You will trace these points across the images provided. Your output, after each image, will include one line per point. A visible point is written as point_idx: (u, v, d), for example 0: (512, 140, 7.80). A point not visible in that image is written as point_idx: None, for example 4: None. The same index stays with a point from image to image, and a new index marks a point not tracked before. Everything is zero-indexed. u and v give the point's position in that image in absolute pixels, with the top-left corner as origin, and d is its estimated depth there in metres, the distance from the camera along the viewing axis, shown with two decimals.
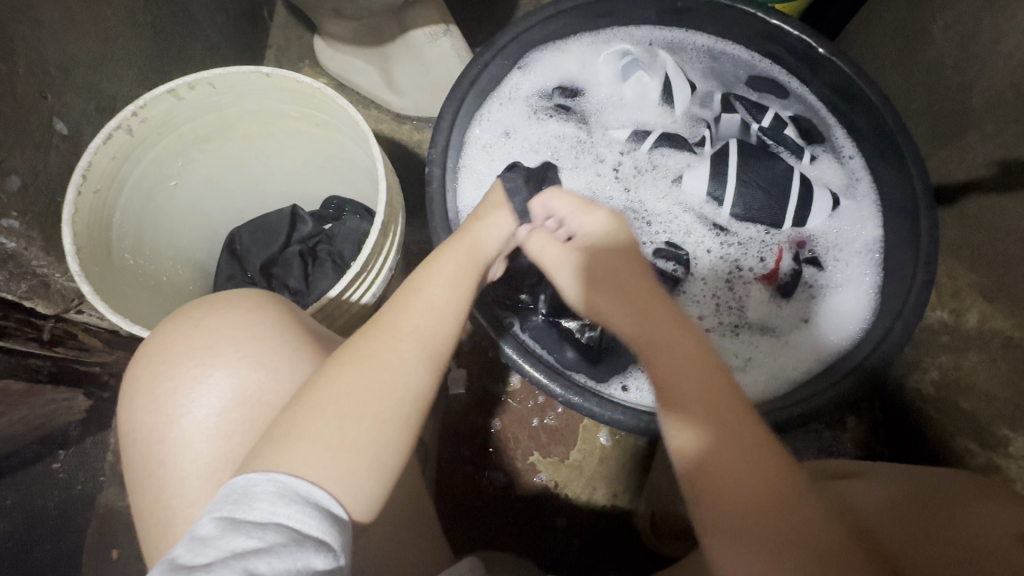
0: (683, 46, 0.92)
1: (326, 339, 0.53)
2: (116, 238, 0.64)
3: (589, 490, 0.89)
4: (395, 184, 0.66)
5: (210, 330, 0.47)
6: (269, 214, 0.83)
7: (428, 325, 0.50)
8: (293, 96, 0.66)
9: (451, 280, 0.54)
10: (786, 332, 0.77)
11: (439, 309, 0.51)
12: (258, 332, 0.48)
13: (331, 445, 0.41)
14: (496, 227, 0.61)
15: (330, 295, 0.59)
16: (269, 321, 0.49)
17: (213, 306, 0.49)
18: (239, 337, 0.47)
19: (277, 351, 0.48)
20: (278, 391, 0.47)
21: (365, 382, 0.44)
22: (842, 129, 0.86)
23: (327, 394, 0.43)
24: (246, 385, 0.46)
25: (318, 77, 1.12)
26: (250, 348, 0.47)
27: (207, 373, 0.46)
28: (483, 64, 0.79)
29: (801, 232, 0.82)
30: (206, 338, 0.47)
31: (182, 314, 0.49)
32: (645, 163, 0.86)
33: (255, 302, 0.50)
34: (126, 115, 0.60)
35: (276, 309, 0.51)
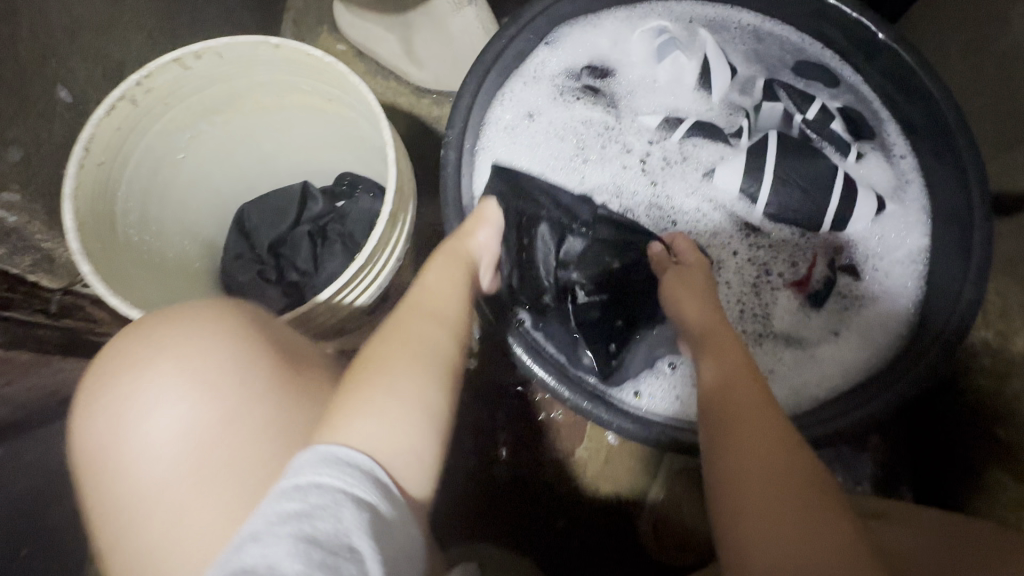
0: (726, 25, 0.85)
1: (288, 347, 0.50)
2: (121, 213, 0.62)
3: (593, 488, 0.87)
4: (408, 168, 0.63)
5: (156, 346, 0.46)
6: (278, 192, 0.81)
7: (447, 319, 0.57)
8: (304, 69, 0.62)
9: (454, 283, 0.61)
10: (812, 346, 0.72)
11: (450, 305, 0.59)
12: (210, 347, 0.46)
13: (388, 416, 0.46)
14: (478, 241, 0.66)
15: (323, 296, 0.56)
16: (232, 332, 0.47)
17: (166, 318, 0.47)
18: (191, 351, 0.45)
19: (230, 367, 0.46)
20: (223, 414, 0.45)
21: (402, 370, 0.49)
22: (895, 124, 0.79)
23: (381, 364, 0.50)
24: (195, 404, 0.45)
25: (337, 43, 1.08)
26: (191, 366, 0.45)
27: (159, 388, 0.45)
28: (508, 39, 0.74)
29: (838, 236, 0.76)
30: (153, 356, 0.45)
31: (131, 330, 0.47)
32: (675, 154, 0.81)
33: (212, 313, 0.48)
34: (130, 84, 0.57)
35: (236, 320, 0.48)
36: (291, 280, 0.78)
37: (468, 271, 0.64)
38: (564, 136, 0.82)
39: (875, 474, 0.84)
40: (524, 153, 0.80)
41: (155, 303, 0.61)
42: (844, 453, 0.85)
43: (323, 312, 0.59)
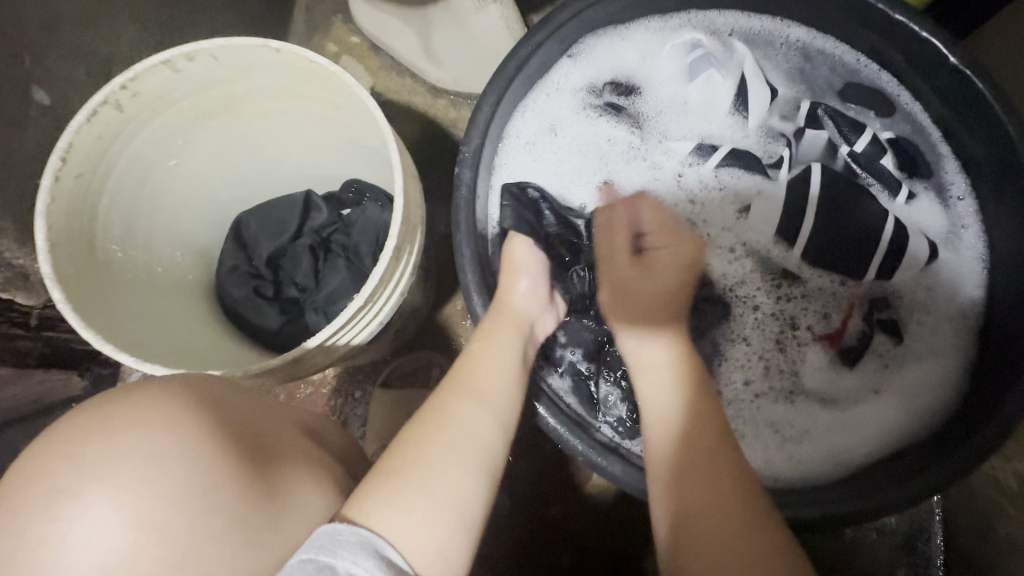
0: (772, 40, 0.75)
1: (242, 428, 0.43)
2: (103, 226, 0.57)
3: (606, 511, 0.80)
4: (415, 190, 0.56)
5: (83, 465, 0.36)
6: (279, 200, 0.75)
7: (496, 370, 0.58)
8: (307, 77, 0.56)
9: (500, 350, 0.59)
10: (847, 406, 0.66)
11: (502, 358, 0.59)
12: (155, 471, 0.37)
13: (415, 513, 0.47)
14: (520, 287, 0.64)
15: (312, 344, 0.51)
16: (175, 428, 0.38)
17: (104, 415, 0.38)
18: (126, 477, 0.36)
19: (181, 494, 0.37)
20: (165, 539, 0.36)
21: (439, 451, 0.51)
22: (954, 161, 0.68)
23: (417, 458, 0.51)
24: (137, 514, 0.36)
25: (349, 34, 1.00)
26: (123, 474, 0.36)
27: (82, 523, 0.35)
28: (533, 47, 0.67)
29: (883, 285, 0.68)
30: (75, 480, 0.35)
31: (63, 429, 0.37)
32: (710, 183, 0.73)
33: (160, 420, 0.38)
34: (113, 88, 0.52)
35: (186, 434, 0.38)
36: (290, 296, 0.73)
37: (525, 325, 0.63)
38: (584, 156, 0.75)
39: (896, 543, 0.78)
40: (541, 177, 0.74)
41: (140, 335, 0.55)
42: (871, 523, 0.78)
43: (308, 359, 0.53)
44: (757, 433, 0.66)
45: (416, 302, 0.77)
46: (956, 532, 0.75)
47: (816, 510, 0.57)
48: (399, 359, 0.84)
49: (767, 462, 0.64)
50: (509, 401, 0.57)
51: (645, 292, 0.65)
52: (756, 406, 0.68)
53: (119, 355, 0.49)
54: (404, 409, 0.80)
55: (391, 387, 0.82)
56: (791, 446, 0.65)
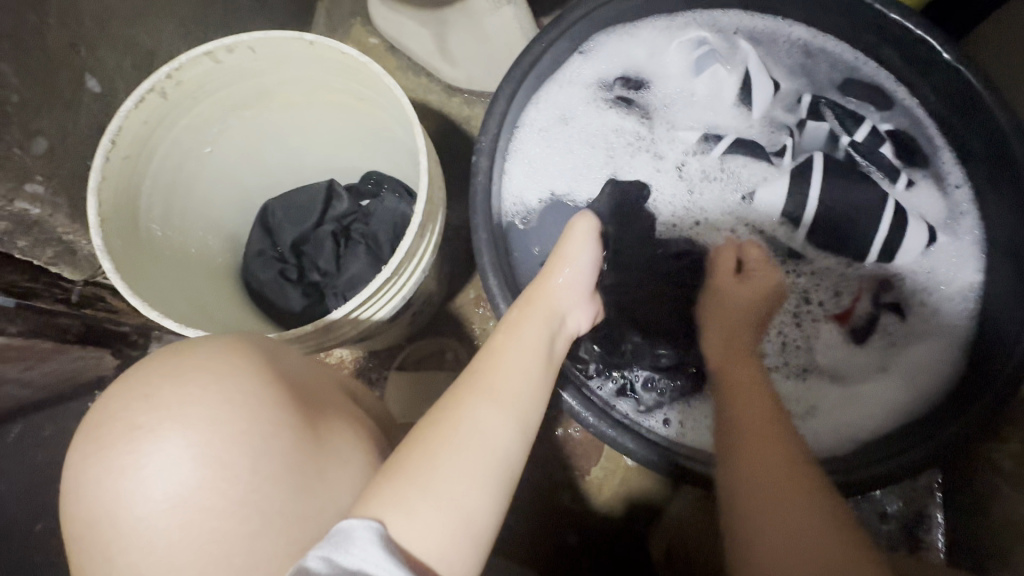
0: (774, 39, 0.79)
1: (291, 379, 0.45)
2: (145, 207, 0.61)
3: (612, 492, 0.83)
4: (437, 173, 0.60)
5: (162, 402, 0.40)
6: (302, 189, 0.79)
7: (529, 360, 0.55)
8: (337, 68, 0.61)
9: (533, 343, 0.57)
10: (852, 383, 0.69)
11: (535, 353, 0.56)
12: (220, 414, 0.40)
13: (418, 511, 0.42)
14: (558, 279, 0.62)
15: (336, 316, 0.54)
16: (236, 372, 0.42)
17: (175, 364, 0.42)
18: (196, 416, 0.40)
19: (241, 437, 0.40)
20: (226, 472, 0.40)
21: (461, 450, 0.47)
22: (951, 153, 0.72)
23: (427, 458, 0.45)
24: (203, 445, 0.39)
25: (368, 35, 1.05)
26: (194, 407, 0.40)
27: (156, 453, 0.39)
28: (548, 43, 0.71)
29: (886, 268, 0.71)
30: (152, 417, 0.39)
31: (147, 371, 0.42)
32: (714, 169, 0.77)
33: (221, 367, 0.42)
34: (159, 77, 0.56)
35: (246, 384, 0.42)
36: (313, 281, 0.77)
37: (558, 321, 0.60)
38: (596, 147, 0.79)
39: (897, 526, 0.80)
40: (553, 166, 0.77)
41: (178, 307, 0.59)
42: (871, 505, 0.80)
43: (337, 327, 0.56)
44: None
45: (433, 288, 0.81)
46: (956, 513, 0.77)
47: None
48: (415, 344, 0.87)
49: None
50: (526, 394, 0.52)
51: (737, 301, 0.67)
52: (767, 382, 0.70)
53: (163, 321, 0.52)
54: (419, 390, 0.83)
55: (407, 370, 0.85)
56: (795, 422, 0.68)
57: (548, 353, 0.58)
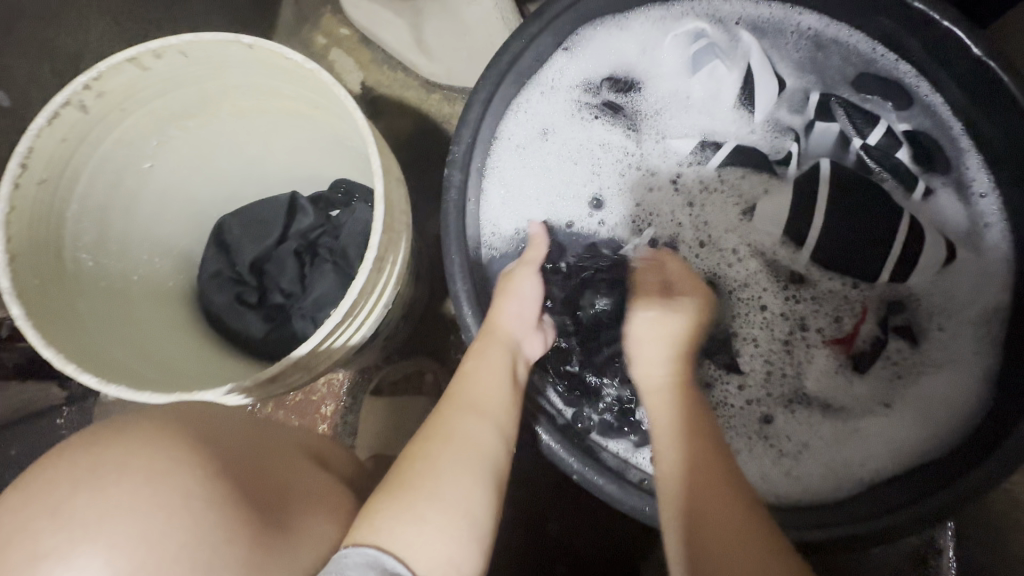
0: (782, 28, 0.70)
1: (226, 450, 0.42)
2: (71, 233, 0.54)
3: (604, 522, 0.77)
4: (397, 193, 0.53)
5: (79, 511, 0.34)
6: (262, 201, 0.71)
7: (488, 389, 0.56)
8: (282, 74, 0.53)
9: (495, 370, 0.57)
10: (855, 418, 0.63)
11: (492, 380, 0.56)
12: (153, 528, 0.35)
13: (426, 526, 0.45)
14: (511, 314, 0.59)
15: (291, 359, 0.48)
16: (169, 455, 0.38)
17: (91, 460, 0.36)
18: (122, 533, 0.34)
19: (181, 552, 0.35)
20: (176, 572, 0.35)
21: (453, 463, 0.50)
22: (977, 156, 0.64)
23: (423, 465, 0.50)
24: (137, 555, 0.34)
25: (339, 25, 0.96)
26: (121, 508, 0.35)
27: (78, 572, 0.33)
28: (526, 40, 0.63)
29: (896, 289, 0.64)
30: (62, 540, 0.34)
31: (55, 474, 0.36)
32: (712, 181, 0.70)
33: (148, 452, 0.37)
34: (76, 88, 0.49)
35: (188, 475, 0.37)
36: (275, 303, 0.70)
37: (515, 351, 0.59)
38: (579, 159, 0.71)
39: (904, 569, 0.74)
40: (535, 175, 0.70)
41: (109, 349, 0.52)
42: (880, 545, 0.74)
43: (292, 372, 0.50)
44: (751, 445, 0.63)
45: (407, 308, 0.74)
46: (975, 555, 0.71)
47: (809, 536, 0.54)
48: (391, 365, 0.81)
49: (767, 475, 0.61)
50: (508, 413, 0.56)
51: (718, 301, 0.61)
52: (750, 413, 0.64)
53: (81, 375, 0.45)
54: (396, 416, 0.77)
55: (383, 394, 0.80)
56: (791, 461, 0.62)
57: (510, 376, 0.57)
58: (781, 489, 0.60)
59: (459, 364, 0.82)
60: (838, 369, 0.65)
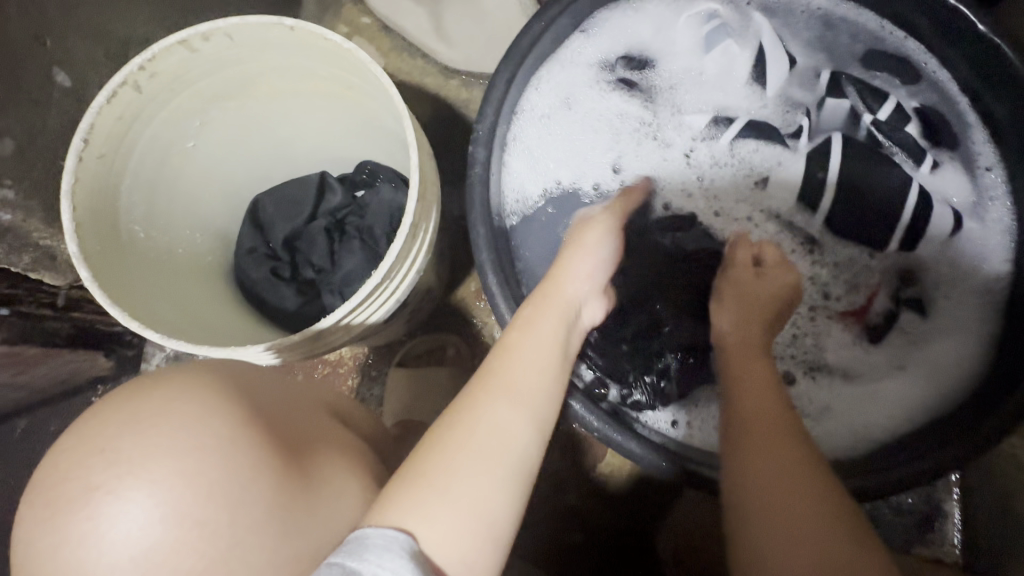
0: (791, 9, 0.73)
1: (258, 399, 0.44)
2: (124, 205, 0.58)
3: (619, 488, 0.81)
4: (430, 165, 0.57)
5: (124, 448, 0.37)
6: (294, 180, 0.75)
7: (536, 360, 0.54)
8: (321, 54, 0.57)
9: (546, 333, 0.56)
10: (868, 382, 0.66)
11: (538, 353, 0.54)
12: (190, 466, 0.37)
13: (441, 508, 0.44)
14: (578, 275, 0.60)
15: (330, 319, 0.51)
16: (205, 400, 0.40)
17: (133, 405, 0.38)
18: (163, 472, 0.36)
19: (215, 489, 0.37)
20: (214, 505, 0.37)
21: (473, 449, 0.47)
22: (982, 130, 0.66)
23: (449, 448, 0.48)
24: (178, 489, 0.36)
25: (360, 14, 1.00)
26: (164, 445, 0.37)
27: (124, 504, 0.35)
28: (547, 21, 0.66)
29: (908, 260, 0.67)
30: (112, 476, 0.36)
31: (100, 417, 0.38)
32: (725, 155, 0.72)
33: (186, 398, 0.39)
34: (132, 69, 0.53)
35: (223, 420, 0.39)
36: (306, 278, 0.74)
37: (570, 315, 0.58)
38: (596, 136, 0.74)
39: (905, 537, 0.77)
40: (554, 151, 0.73)
41: (162, 315, 0.56)
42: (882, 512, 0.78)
43: (332, 332, 0.54)
44: None
45: (432, 282, 0.78)
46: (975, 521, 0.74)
47: None
48: (415, 340, 0.85)
49: None
50: (544, 405, 0.53)
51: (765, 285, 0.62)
52: None
53: (143, 331, 0.50)
54: (421, 386, 0.81)
55: (407, 367, 0.83)
56: (804, 422, 0.65)
57: (560, 345, 0.56)
58: None
59: (479, 338, 0.85)
60: (855, 337, 0.67)
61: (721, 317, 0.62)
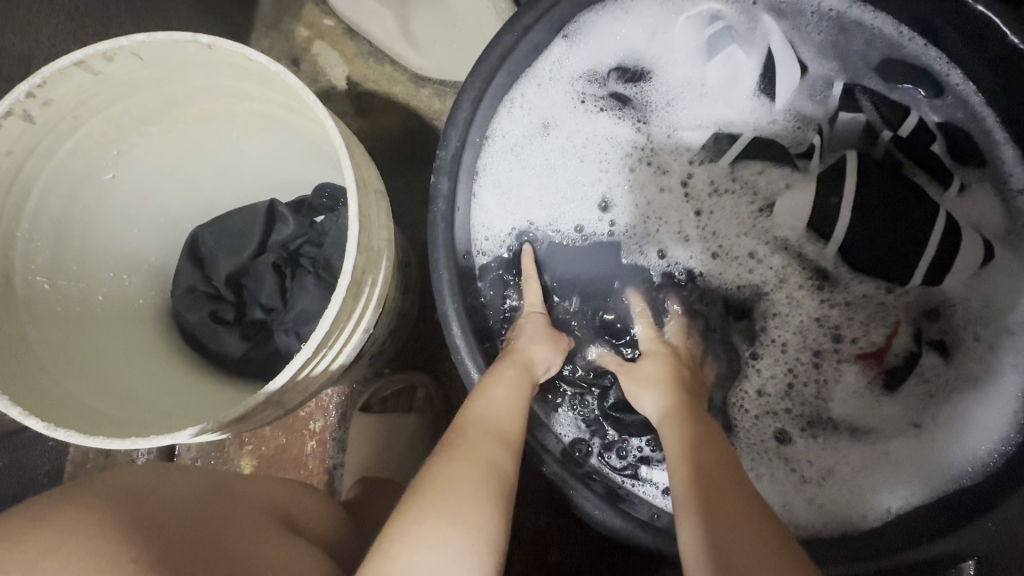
0: (800, 9, 0.64)
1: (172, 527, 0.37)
2: (23, 255, 0.50)
3: (609, 542, 0.74)
4: (377, 206, 0.49)
5: None
6: (240, 211, 0.66)
7: (514, 404, 0.50)
8: (250, 75, 0.48)
9: (519, 392, 0.51)
10: (885, 440, 0.59)
11: (515, 399, 0.50)
12: None
13: (450, 549, 0.39)
14: (544, 351, 0.55)
15: (261, 394, 0.44)
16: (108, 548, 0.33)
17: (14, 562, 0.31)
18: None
19: None
20: None
21: (467, 486, 0.43)
22: (1014, 149, 0.58)
23: (443, 488, 0.43)
24: None
25: (322, 15, 0.90)
26: None
27: None
28: (519, 31, 0.57)
29: (928, 300, 0.60)
30: None
31: None
32: (724, 180, 0.65)
33: (81, 549, 0.32)
34: (17, 97, 0.44)
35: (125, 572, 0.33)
36: (255, 318, 0.66)
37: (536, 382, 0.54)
38: (584, 155, 0.66)
39: None
40: (536, 176, 0.65)
41: (67, 384, 0.48)
42: None
43: (268, 403, 0.46)
44: (772, 468, 0.59)
45: (397, 321, 0.70)
46: None
47: (837, 572, 0.50)
48: (382, 380, 0.77)
49: (790, 505, 0.57)
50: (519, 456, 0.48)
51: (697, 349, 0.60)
52: (766, 426, 0.61)
53: (27, 419, 0.41)
54: (387, 433, 0.73)
55: (373, 410, 0.76)
56: (811, 488, 0.58)
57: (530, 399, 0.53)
58: (801, 518, 0.56)
59: (453, 377, 0.77)
60: (868, 385, 0.60)
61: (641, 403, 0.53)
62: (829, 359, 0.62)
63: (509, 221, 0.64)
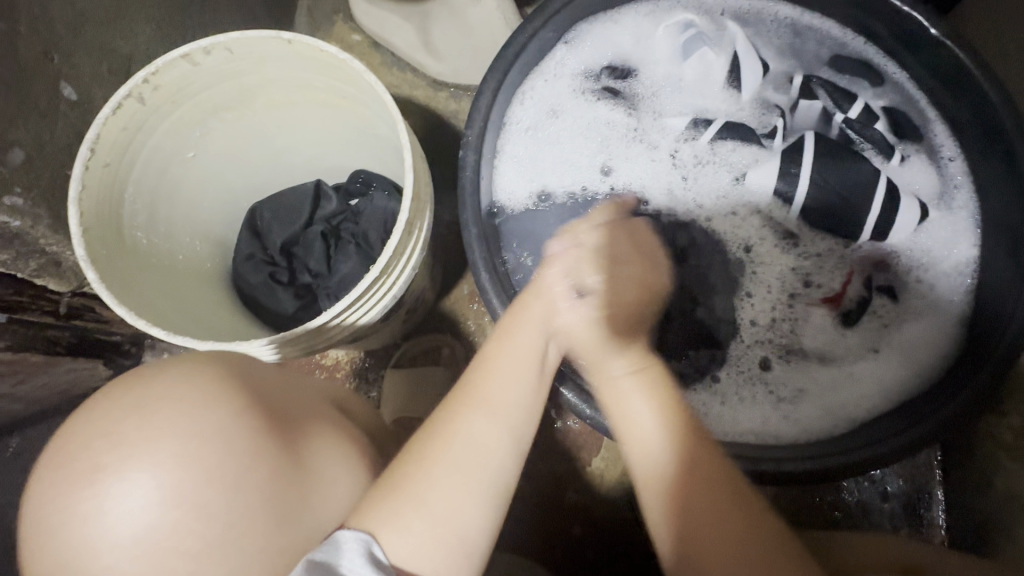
0: (762, 17, 0.78)
1: (264, 391, 0.46)
2: (128, 214, 0.60)
3: (615, 480, 0.82)
4: (422, 167, 0.60)
5: (132, 425, 0.39)
6: (291, 189, 0.77)
7: (514, 372, 0.54)
8: (318, 66, 0.60)
9: (519, 357, 0.54)
10: (847, 364, 0.69)
11: (519, 362, 0.54)
12: (189, 449, 0.39)
13: (413, 528, 0.46)
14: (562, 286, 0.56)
15: (332, 312, 0.54)
16: (209, 390, 0.42)
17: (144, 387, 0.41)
18: (159, 451, 0.38)
19: (210, 469, 0.39)
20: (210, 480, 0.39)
21: (448, 459, 0.49)
22: (943, 126, 0.71)
23: (427, 461, 0.49)
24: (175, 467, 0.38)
25: (351, 31, 1.03)
26: (170, 422, 0.39)
27: (126, 481, 0.37)
28: (531, 32, 0.70)
29: (881, 250, 0.71)
30: (116, 455, 0.38)
31: (117, 392, 0.41)
32: (707, 154, 0.75)
33: (192, 389, 0.41)
34: (137, 82, 0.55)
35: (224, 410, 0.41)
36: (304, 283, 0.76)
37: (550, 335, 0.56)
38: (585, 137, 0.78)
39: (892, 514, 0.80)
40: (546, 154, 0.76)
41: (166, 313, 0.59)
42: (865, 491, 0.81)
43: (333, 327, 0.56)
44: (753, 392, 0.69)
45: (426, 285, 0.80)
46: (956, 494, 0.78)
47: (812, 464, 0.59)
48: (410, 341, 0.87)
49: (768, 419, 0.67)
50: (532, 404, 0.54)
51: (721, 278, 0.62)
52: (751, 353, 0.70)
53: (150, 328, 0.52)
54: (415, 386, 0.82)
55: (402, 367, 0.85)
56: (787, 405, 0.68)
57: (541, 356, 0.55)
58: (780, 429, 0.66)
59: (474, 338, 0.87)
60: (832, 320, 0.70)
61: (641, 417, 0.52)
62: (803, 297, 0.72)
63: (524, 192, 0.75)
